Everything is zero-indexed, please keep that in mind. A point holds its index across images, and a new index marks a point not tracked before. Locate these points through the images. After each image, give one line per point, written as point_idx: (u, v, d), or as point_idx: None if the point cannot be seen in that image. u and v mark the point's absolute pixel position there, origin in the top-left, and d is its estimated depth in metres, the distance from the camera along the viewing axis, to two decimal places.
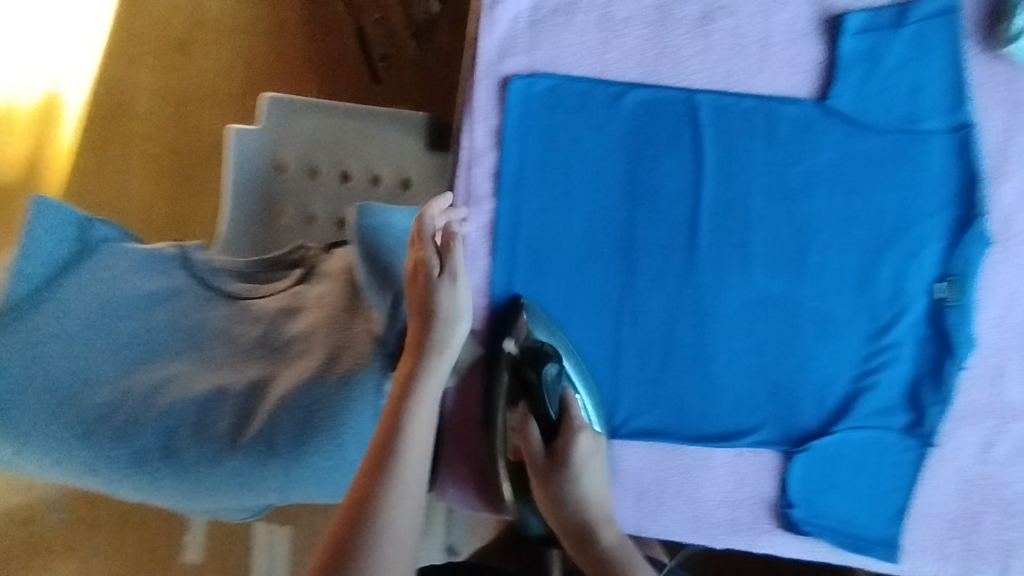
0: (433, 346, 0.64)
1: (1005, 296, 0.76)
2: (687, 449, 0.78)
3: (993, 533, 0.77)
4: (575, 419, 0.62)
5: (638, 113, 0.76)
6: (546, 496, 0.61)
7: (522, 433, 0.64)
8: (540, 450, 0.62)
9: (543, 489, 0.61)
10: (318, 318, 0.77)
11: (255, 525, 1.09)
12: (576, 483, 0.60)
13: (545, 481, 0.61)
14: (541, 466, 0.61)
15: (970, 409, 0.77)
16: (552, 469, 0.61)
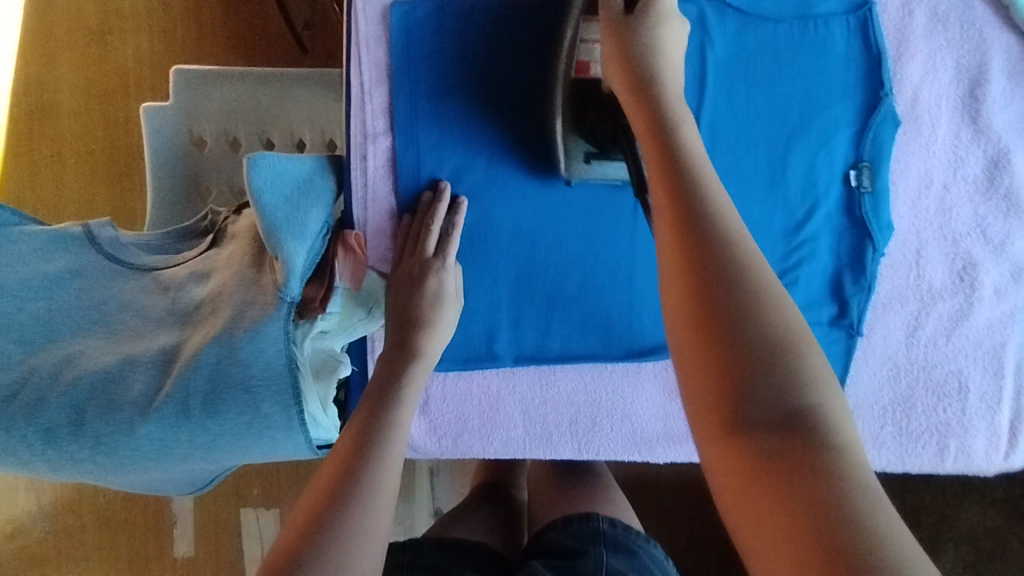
0: (415, 358, 0.65)
1: (918, 177, 0.74)
2: (615, 368, 0.78)
3: (926, 416, 0.77)
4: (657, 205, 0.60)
5: (511, 29, 0.73)
6: (655, 142, 0.53)
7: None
8: (634, 83, 0.58)
9: (670, 201, 0.47)
10: (226, 278, 0.75)
11: (241, 511, 1.06)
12: (674, 105, 0.56)
13: (642, 100, 0.56)
14: (620, 18, 0.60)
15: (893, 296, 0.76)
16: (649, 82, 0.57)
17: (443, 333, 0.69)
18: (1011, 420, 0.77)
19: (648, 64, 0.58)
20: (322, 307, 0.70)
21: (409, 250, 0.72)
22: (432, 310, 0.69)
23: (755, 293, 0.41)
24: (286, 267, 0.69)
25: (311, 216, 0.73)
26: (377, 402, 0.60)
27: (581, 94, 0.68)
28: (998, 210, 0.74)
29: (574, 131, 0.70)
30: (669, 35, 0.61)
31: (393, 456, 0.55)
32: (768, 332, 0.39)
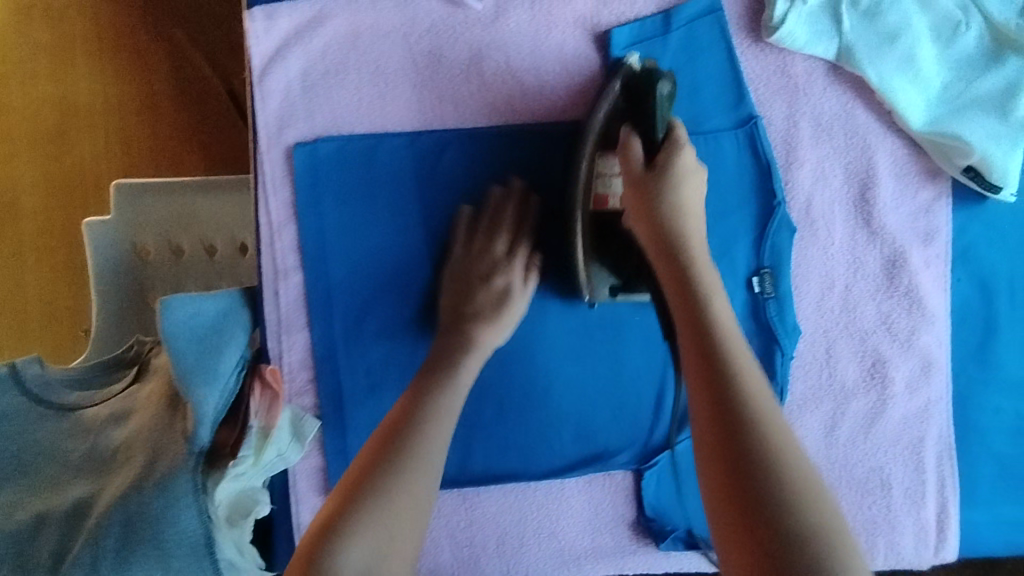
0: (473, 347, 0.66)
1: (820, 279, 0.76)
2: (539, 485, 0.78)
3: (852, 515, 0.77)
4: (665, 205, 0.62)
5: (565, 86, 0.74)
6: (649, 235, 0.62)
7: (623, 147, 0.65)
8: (641, 163, 0.64)
9: (670, 274, 0.59)
10: (144, 422, 0.75)
11: None
12: (672, 193, 0.62)
13: (642, 193, 0.62)
14: (642, 172, 0.63)
15: (808, 397, 0.76)
16: (653, 179, 0.63)
17: (505, 326, 0.69)
18: (938, 513, 0.77)
19: (671, 199, 0.62)
20: (235, 453, 0.71)
21: (460, 249, 0.73)
22: (495, 304, 0.69)
23: (727, 363, 0.51)
24: (196, 416, 0.69)
25: (225, 356, 0.73)
26: (422, 384, 0.61)
27: (600, 229, 0.70)
28: (901, 307, 0.75)
29: (591, 244, 0.70)
30: (689, 186, 0.64)
31: (434, 453, 0.54)
32: (757, 445, 0.47)
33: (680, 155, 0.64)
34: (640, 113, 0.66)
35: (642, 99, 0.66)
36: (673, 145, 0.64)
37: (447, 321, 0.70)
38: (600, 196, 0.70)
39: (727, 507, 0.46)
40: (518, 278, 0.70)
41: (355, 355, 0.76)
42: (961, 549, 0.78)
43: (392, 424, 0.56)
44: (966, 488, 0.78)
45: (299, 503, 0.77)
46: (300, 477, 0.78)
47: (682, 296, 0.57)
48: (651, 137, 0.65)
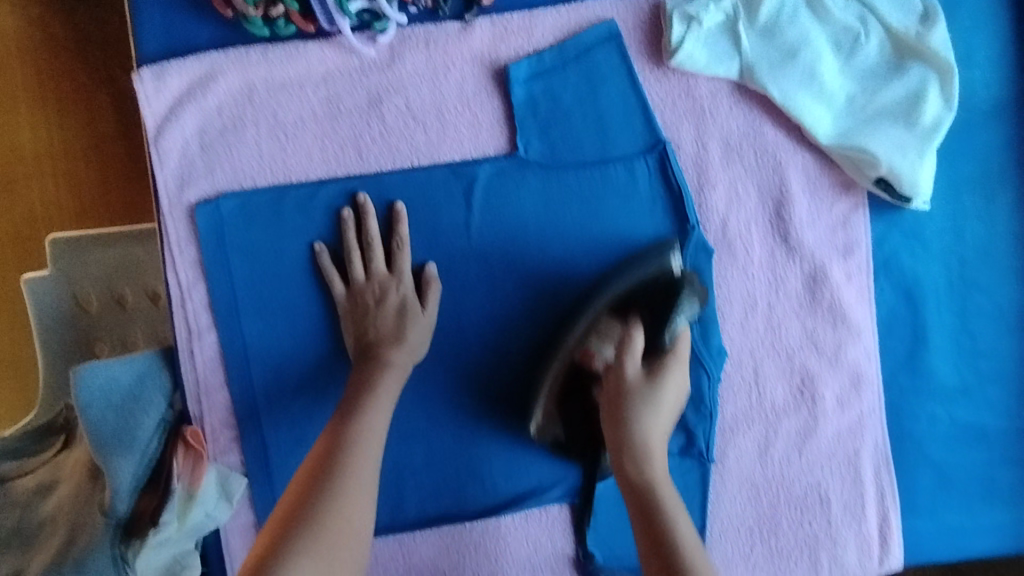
0: (385, 367, 0.67)
1: (742, 299, 0.75)
2: (475, 525, 0.76)
3: (793, 532, 0.76)
4: (654, 426, 0.64)
5: (592, 253, 0.74)
6: (614, 442, 0.64)
7: (625, 335, 0.66)
8: (636, 377, 0.65)
9: (637, 505, 0.61)
10: (70, 492, 0.74)
11: None
12: (647, 417, 0.63)
13: (614, 404, 0.65)
14: (636, 377, 0.65)
15: (739, 418, 0.76)
16: (644, 382, 0.65)
17: (415, 348, 0.70)
18: (880, 523, 0.76)
19: (647, 412, 0.64)
20: (155, 521, 0.69)
21: (358, 272, 0.72)
22: (396, 327, 0.70)
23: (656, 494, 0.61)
24: (112, 487, 0.69)
25: (143, 423, 0.73)
26: (341, 421, 0.63)
27: (569, 382, 0.72)
28: (825, 322, 0.75)
29: (556, 391, 0.72)
30: (674, 385, 0.65)
31: (355, 494, 0.58)
32: None
33: (676, 343, 0.66)
34: (665, 302, 0.67)
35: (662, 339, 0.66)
36: (675, 357, 0.66)
37: (359, 358, 0.70)
38: (586, 352, 0.69)
39: None
40: (413, 304, 0.71)
41: (278, 408, 0.75)
42: (908, 557, 0.77)
43: (325, 445, 0.61)
44: (906, 497, 0.77)
45: (233, 560, 0.76)
46: (233, 534, 0.76)
47: (627, 472, 0.62)
48: (657, 325, 0.67)
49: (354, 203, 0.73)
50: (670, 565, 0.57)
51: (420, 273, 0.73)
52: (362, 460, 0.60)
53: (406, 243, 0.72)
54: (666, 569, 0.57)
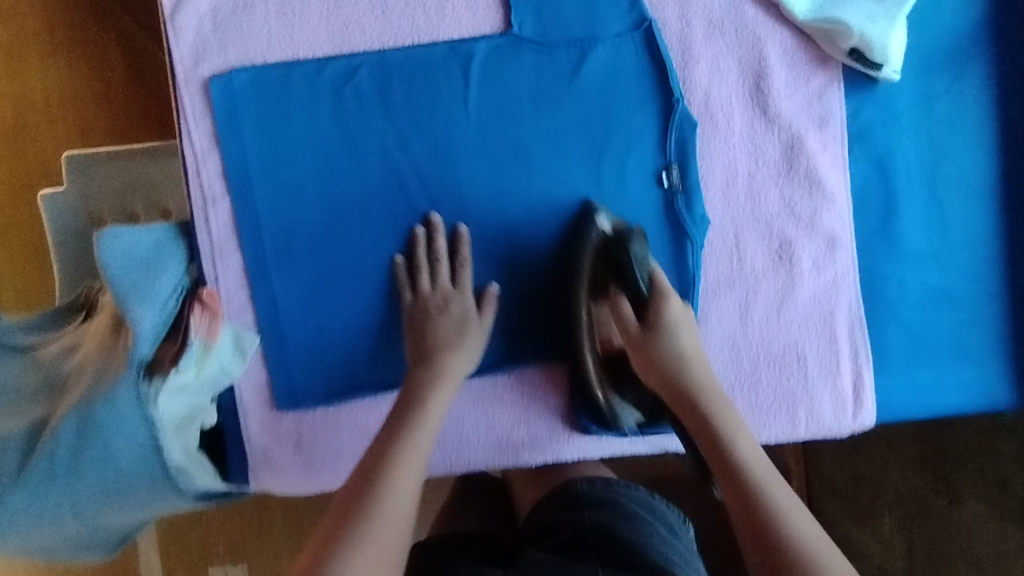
0: (442, 373, 0.72)
1: (724, 169, 0.79)
2: (473, 382, 0.81)
3: (771, 388, 0.81)
4: (674, 351, 0.70)
5: (534, 228, 0.80)
6: (659, 380, 0.70)
7: (613, 307, 0.75)
8: (635, 323, 0.73)
9: (697, 420, 0.66)
10: (92, 348, 0.79)
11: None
12: (673, 341, 0.71)
13: (642, 354, 0.71)
14: (638, 334, 0.72)
15: (721, 282, 0.80)
16: (648, 337, 0.71)
17: (472, 346, 0.75)
18: (853, 379, 0.82)
19: (669, 346, 0.70)
20: (174, 363, 0.74)
21: (423, 283, 0.78)
22: (457, 334, 0.75)
23: (734, 461, 0.61)
24: (135, 330, 0.72)
25: (162, 281, 0.78)
26: (401, 411, 0.68)
27: (613, 366, 0.81)
28: (802, 189, 0.79)
29: (604, 374, 0.80)
30: (686, 330, 0.72)
31: (397, 491, 0.59)
32: (767, 502, 0.57)
33: (668, 307, 0.72)
34: (619, 258, 0.75)
35: (644, 300, 0.73)
36: (658, 296, 0.72)
37: (412, 363, 0.74)
38: (604, 341, 0.82)
39: (744, 530, 0.56)
40: (473, 321, 0.76)
41: (288, 273, 0.80)
42: (878, 412, 0.82)
43: (391, 422, 0.67)
44: (877, 356, 0.82)
45: (248, 414, 0.82)
46: (247, 391, 0.82)
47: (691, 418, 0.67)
48: (638, 299, 0.73)
49: (426, 222, 0.80)
50: (745, 508, 0.57)
51: (478, 290, 0.80)
52: (422, 433, 0.65)
53: (467, 254, 0.79)
54: (746, 514, 0.57)
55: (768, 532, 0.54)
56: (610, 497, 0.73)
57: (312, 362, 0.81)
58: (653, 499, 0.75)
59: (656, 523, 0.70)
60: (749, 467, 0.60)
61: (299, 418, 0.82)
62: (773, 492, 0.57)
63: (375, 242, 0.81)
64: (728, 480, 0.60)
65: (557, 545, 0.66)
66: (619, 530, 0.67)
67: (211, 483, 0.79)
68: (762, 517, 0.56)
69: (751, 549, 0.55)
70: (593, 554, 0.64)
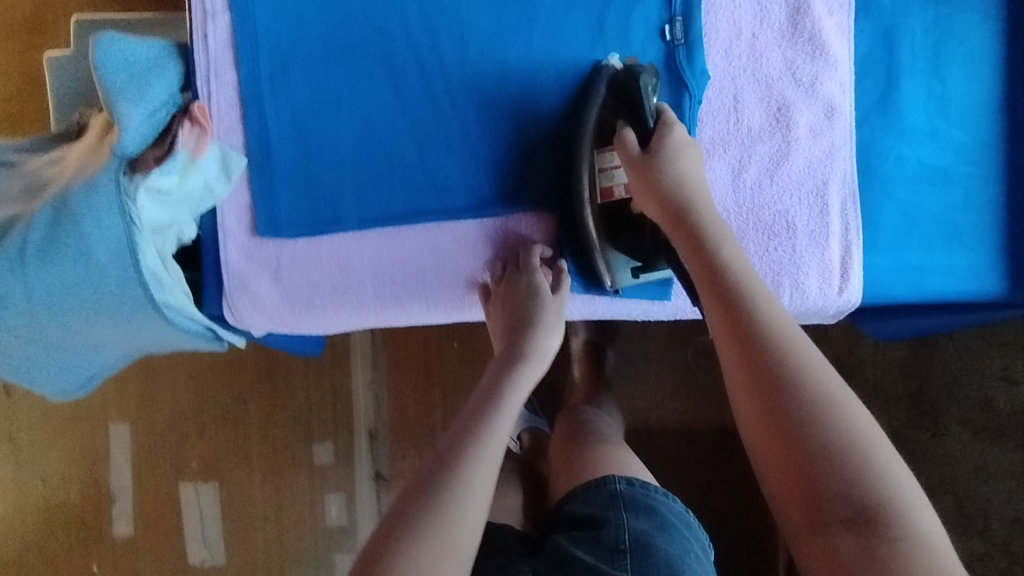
0: (523, 359, 0.70)
1: (728, 28, 0.79)
2: (459, 225, 0.81)
3: (758, 256, 0.80)
4: (712, 235, 0.65)
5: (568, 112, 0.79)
6: (657, 207, 0.70)
7: (617, 137, 0.74)
8: (636, 151, 0.72)
9: (720, 308, 0.59)
10: (75, 154, 0.80)
11: (180, 484, 1.42)
12: (670, 163, 0.70)
13: (644, 173, 0.71)
14: (638, 158, 0.72)
15: (715, 142, 0.79)
16: (649, 158, 0.71)
17: (550, 324, 0.75)
18: (843, 255, 0.80)
19: (673, 191, 0.69)
20: (158, 164, 0.73)
21: (497, 267, 0.80)
22: (528, 301, 0.76)
23: (817, 403, 0.49)
24: (120, 125, 0.72)
25: (154, 91, 0.77)
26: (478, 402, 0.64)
27: (608, 220, 0.79)
28: (805, 53, 0.78)
29: (604, 233, 0.79)
30: (690, 157, 0.72)
31: (477, 481, 0.56)
32: (834, 436, 0.48)
33: (671, 133, 0.72)
34: (628, 93, 0.75)
35: (649, 134, 0.73)
36: (664, 126, 0.72)
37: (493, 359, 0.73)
38: (604, 191, 0.78)
39: (798, 477, 0.48)
40: (535, 261, 0.79)
41: (281, 97, 0.80)
42: (865, 292, 0.81)
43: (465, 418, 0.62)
44: (869, 234, 0.80)
45: (227, 238, 0.80)
46: (227, 215, 0.80)
47: (754, 368, 0.53)
48: (644, 129, 0.74)
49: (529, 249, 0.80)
50: (809, 449, 0.48)
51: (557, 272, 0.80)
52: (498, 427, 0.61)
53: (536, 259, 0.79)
54: (809, 459, 0.48)
55: (823, 459, 0.48)
56: (652, 505, 0.73)
57: (297, 191, 0.80)
58: (688, 513, 0.75)
59: (695, 543, 0.72)
60: (825, 390, 0.50)
61: (279, 249, 0.81)
62: (866, 450, 0.48)
63: (369, 72, 0.80)
64: (767, 409, 0.51)
65: (586, 541, 0.68)
66: (657, 546, 0.67)
67: (182, 299, 0.77)
68: (829, 474, 0.47)
69: (804, 492, 0.48)
70: (614, 555, 0.66)
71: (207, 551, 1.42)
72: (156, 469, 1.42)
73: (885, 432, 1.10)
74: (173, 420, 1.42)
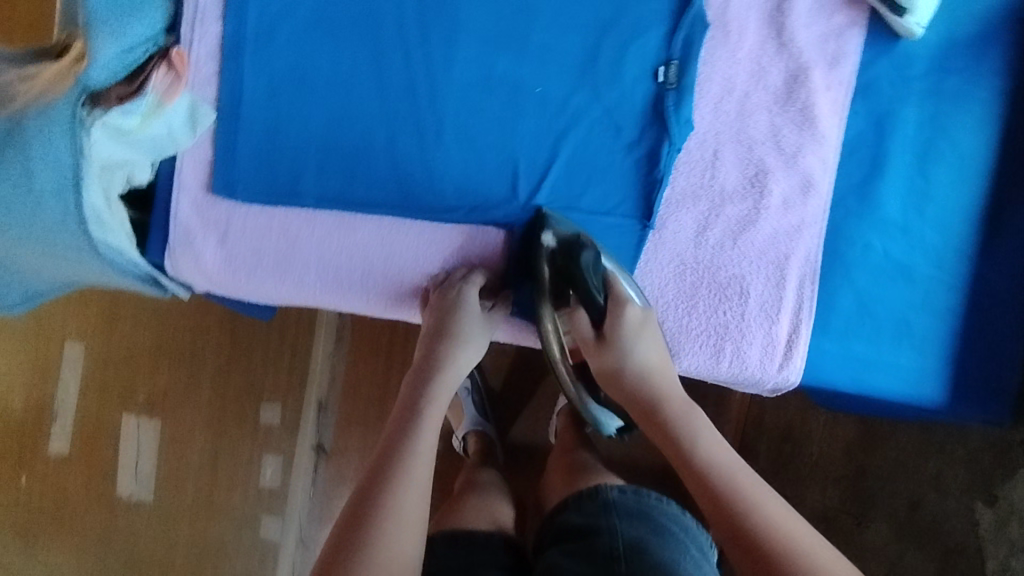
0: (442, 364, 0.76)
1: (722, 81, 0.77)
2: (414, 224, 0.80)
3: (705, 316, 0.78)
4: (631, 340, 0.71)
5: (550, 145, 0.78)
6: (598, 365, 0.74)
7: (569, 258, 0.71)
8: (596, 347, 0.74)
9: (661, 434, 0.70)
10: (43, 75, 0.78)
11: (124, 415, 1.38)
12: (625, 357, 0.71)
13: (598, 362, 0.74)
14: (592, 343, 0.74)
15: (685, 193, 0.78)
16: (599, 318, 0.72)
17: (472, 339, 0.77)
18: (789, 333, 0.78)
19: (619, 356, 0.72)
20: (120, 103, 0.72)
21: (433, 284, 0.80)
22: (445, 313, 0.76)
23: (729, 486, 0.63)
24: (92, 57, 0.71)
25: (135, 25, 0.75)
26: (403, 418, 0.70)
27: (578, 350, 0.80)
28: (793, 122, 0.77)
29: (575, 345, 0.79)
30: (644, 346, 0.72)
31: (406, 501, 0.62)
32: (754, 520, 0.59)
33: (624, 311, 0.71)
34: (572, 263, 0.71)
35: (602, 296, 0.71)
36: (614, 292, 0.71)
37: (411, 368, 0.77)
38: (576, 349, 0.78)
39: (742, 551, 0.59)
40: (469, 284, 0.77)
41: (262, 58, 0.78)
42: (805, 373, 0.79)
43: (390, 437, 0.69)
44: (821, 316, 0.79)
45: (179, 190, 0.79)
46: (186, 166, 0.79)
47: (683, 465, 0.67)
48: (591, 303, 0.71)
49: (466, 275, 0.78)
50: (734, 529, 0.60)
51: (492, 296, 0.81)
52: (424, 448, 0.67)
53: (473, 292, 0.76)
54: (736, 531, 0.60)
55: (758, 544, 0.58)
56: (642, 509, 0.79)
57: (258, 156, 0.79)
58: (683, 514, 0.81)
59: (692, 545, 0.76)
60: (740, 492, 0.62)
61: (231, 212, 0.80)
62: (758, 504, 0.61)
63: (355, 52, 0.78)
64: (702, 495, 0.64)
65: (582, 549, 0.73)
66: (650, 547, 0.72)
67: (122, 241, 0.76)
68: (749, 532, 0.59)
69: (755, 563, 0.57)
70: (608, 559, 0.70)
71: (137, 486, 1.37)
72: (104, 397, 1.39)
73: (817, 512, 1.09)
74: (129, 352, 1.40)
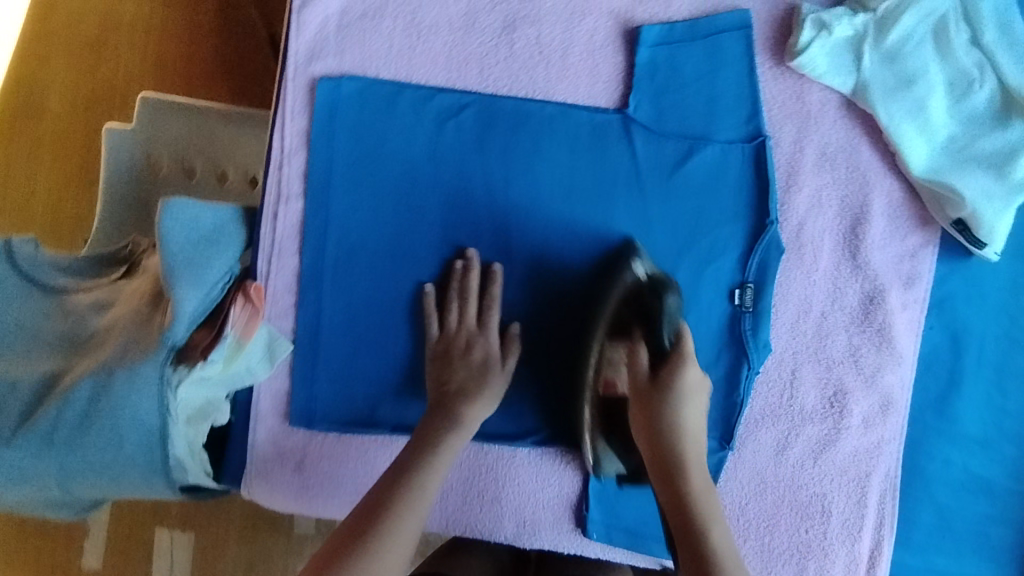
0: (455, 426, 0.69)
1: (798, 303, 0.78)
2: (491, 449, 0.79)
3: (788, 535, 0.77)
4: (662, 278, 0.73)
5: None
6: (627, 312, 0.72)
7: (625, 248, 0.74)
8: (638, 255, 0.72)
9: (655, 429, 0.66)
10: (124, 310, 0.74)
11: (156, 530, 1.06)
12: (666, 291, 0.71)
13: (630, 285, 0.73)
14: (625, 265, 0.74)
15: (765, 413, 0.78)
16: (640, 283, 0.73)
17: (488, 400, 0.72)
18: (872, 549, 0.78)
19: (654, 320, 0.71)
20: (204, 356, 0.71)
21: (451, 317, 0.75)
22: (479, 376, 0.73)
23: (720, 564, 0.58)
24: (174, 314, 0.69)
25: (214, 264, 0.74)
26: (397, 476, 0.64)
27: (598, 295, 0.77)
28: (871, 343, 0.77)
29: (592, 305, 0.76)
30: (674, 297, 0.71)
31: None
32: None
33: (668, 258, 0.72)
34: None
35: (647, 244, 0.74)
36: None
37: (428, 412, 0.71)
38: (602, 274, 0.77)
39: None
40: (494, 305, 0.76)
41: (339, 289, 0.78)
42: None
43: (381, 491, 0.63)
44: (902, 529, 0.79)
45: (258, 421, 0.79)
46: (262, 397, 0.80)
47: (684, 541, 0.60)
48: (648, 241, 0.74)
49: (463, 256, 0.77)
50: None
51: (508, 338, 0.76)
52: (409, 516, 0.61)
53: (495, 313, 0.76)
54: None
55: None
56: None
57: (336, 386, 0.79)
58: None
59: None
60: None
61: (309, 438, 0.80)
62: None
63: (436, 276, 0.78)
64: (689, 569, 0.59)
65: None
66: None
67: (203, 480, 0.76)
68: None
69: None
70: None
71: None
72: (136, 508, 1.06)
73: None
74: None
